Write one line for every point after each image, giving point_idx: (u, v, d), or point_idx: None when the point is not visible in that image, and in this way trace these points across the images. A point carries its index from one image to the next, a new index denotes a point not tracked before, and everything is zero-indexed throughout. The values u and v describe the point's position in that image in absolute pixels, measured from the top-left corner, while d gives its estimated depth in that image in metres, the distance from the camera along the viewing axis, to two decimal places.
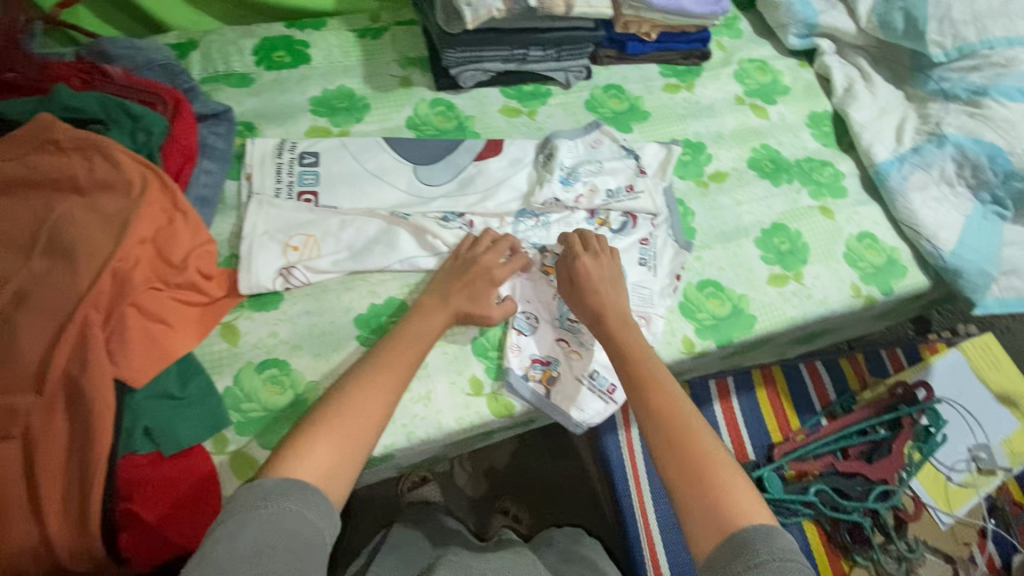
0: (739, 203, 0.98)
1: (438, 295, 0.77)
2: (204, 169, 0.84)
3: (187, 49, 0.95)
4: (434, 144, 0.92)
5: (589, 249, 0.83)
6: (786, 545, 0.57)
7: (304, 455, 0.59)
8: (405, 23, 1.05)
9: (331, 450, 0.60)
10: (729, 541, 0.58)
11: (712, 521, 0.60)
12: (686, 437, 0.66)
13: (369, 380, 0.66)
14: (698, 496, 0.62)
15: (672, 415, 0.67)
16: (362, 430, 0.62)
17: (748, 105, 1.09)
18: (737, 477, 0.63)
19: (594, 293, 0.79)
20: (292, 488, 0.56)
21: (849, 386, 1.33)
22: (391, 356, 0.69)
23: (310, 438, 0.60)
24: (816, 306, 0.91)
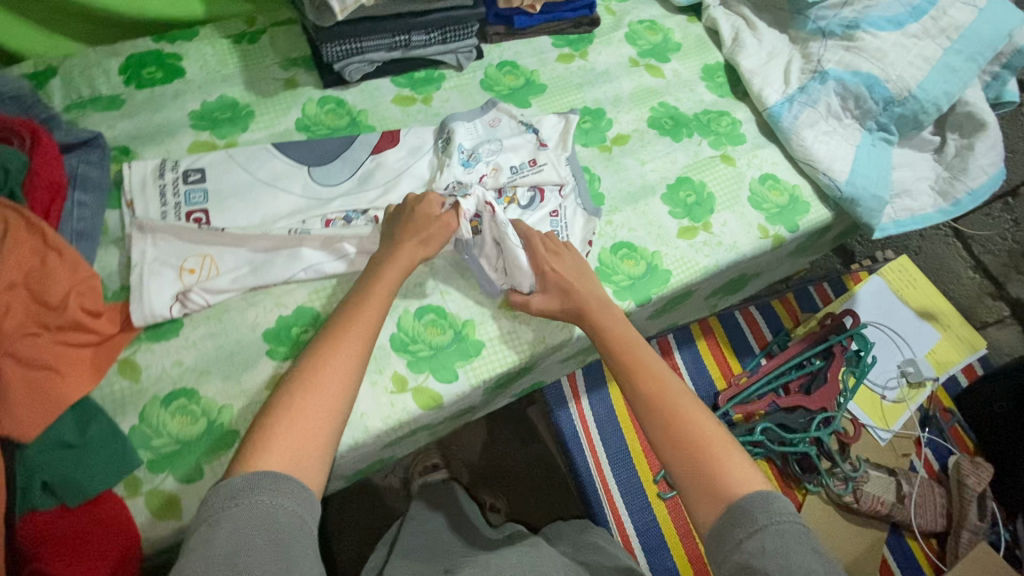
0: (643, 163, 0.99)
1: (388, 247, 0.76)
2: (78, 202, 0.78)
3: (45, 76, 0.88)
4: (327, 144, 0.89)
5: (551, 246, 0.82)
6: (783, 506, 0.58)
7: (270, 443, 0.58)
8: (283, 22, 1.01)
9: (298, 435, 0.59)
10: (729, 510, 0.60)
11: (713, 494, 0.62)
12: (680, 412, 0.68)
13: (327, 353, 0.65)
14: (697, 469, 0.64)
15: (666, 395, 0.70)
16: (327, 402, 0.62)
17: (642, 66, 1.10)
18: (737, 451, 0.65)
19: (568, 287, 0.79)
20: (263, 481, 0.55)
21: (783, 325, 1.38)
22: (349, 326, 0.68)
23: (275, 426, 0.59)
24: (727, 252, 0.93)
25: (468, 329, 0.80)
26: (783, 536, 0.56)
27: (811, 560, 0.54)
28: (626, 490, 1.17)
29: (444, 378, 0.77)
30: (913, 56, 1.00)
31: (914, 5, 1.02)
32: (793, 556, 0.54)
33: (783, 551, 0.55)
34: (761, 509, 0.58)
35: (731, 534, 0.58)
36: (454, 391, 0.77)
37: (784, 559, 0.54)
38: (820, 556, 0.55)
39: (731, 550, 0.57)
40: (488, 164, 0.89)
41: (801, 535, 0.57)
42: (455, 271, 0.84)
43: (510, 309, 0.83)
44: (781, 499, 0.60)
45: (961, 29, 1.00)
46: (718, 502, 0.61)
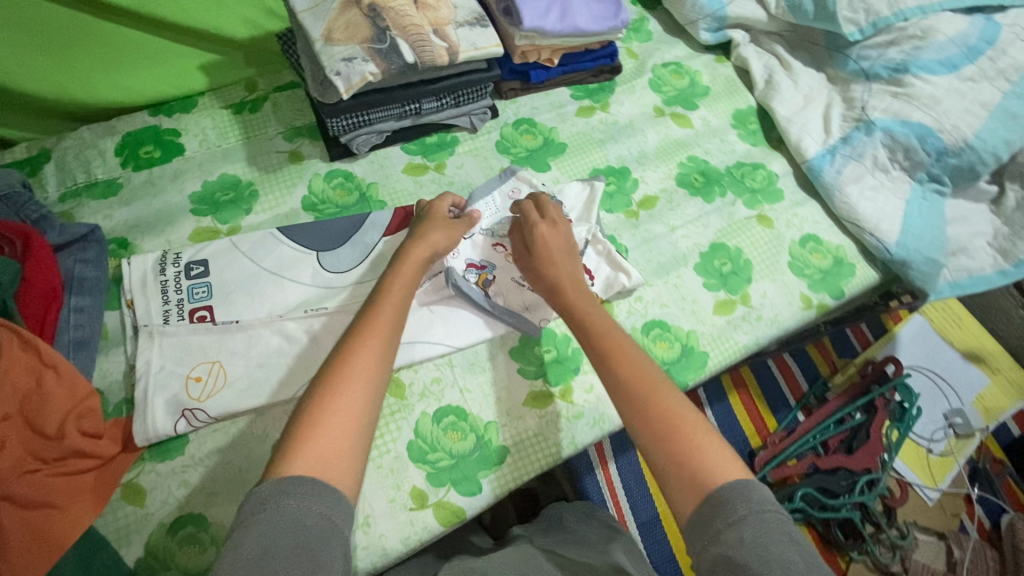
0: (673, 228, 0.92)
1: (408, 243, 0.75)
2: (74, 307, 0.73)
3: (38, 162, 0.84)
4: (335, 226, 0.84)
5: (545, 216, 0.80)
6: (763, 497, 0.53)
7: (302, 447, 0.54)
8: (285, 87, 0.95)
9: (331, 437, 0.55)
10: (706, 500, 0.54)
11: (688, 481, 0.56)
12: (647, 392, 0.63)
13: (355, 348, 0.62)
14: (669, 453, 0.58)
15: (626, 373, 0.65)
16: (355, 401, 0.58)
17: (668, 115, 1.02)
18: (707, 432, 0.59)
19: (547, 262, 0.77)
20: (292, 485, 0.51)
21: (820, 373, 1.31)
22: (374, 323, 0.65)
23: (308, 431, 0.55)
24: (768, 327, 0.86)
25: (490, 432, 0.74)
26: (764, 527, 0.50)
27: (791, 551, 0.48)
28: (659, 560, 1.11)
29: (467, 491, 0.71)
30: (968, 102, 0.92)
31: (971, 45, 0.94)
32: (773, 546, 0.49)
33: (762, 544, 0.49)
34: (738, 495, 0.53)
35: (709, 526, 0.52)
36: (478, 505, 0.71)
37: (763, 552, 0.48)
38: (808, 549, 0.49)
39: (710, 541, 0.51)
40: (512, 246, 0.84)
41: (784, 527, 0.51)
42: (475, 365, 0.79)
43: (537, 407, 0.77)
44: (759, 486, 0.54)
45: (1021, 70, 0.92)
46: (694, 490, 0.55)
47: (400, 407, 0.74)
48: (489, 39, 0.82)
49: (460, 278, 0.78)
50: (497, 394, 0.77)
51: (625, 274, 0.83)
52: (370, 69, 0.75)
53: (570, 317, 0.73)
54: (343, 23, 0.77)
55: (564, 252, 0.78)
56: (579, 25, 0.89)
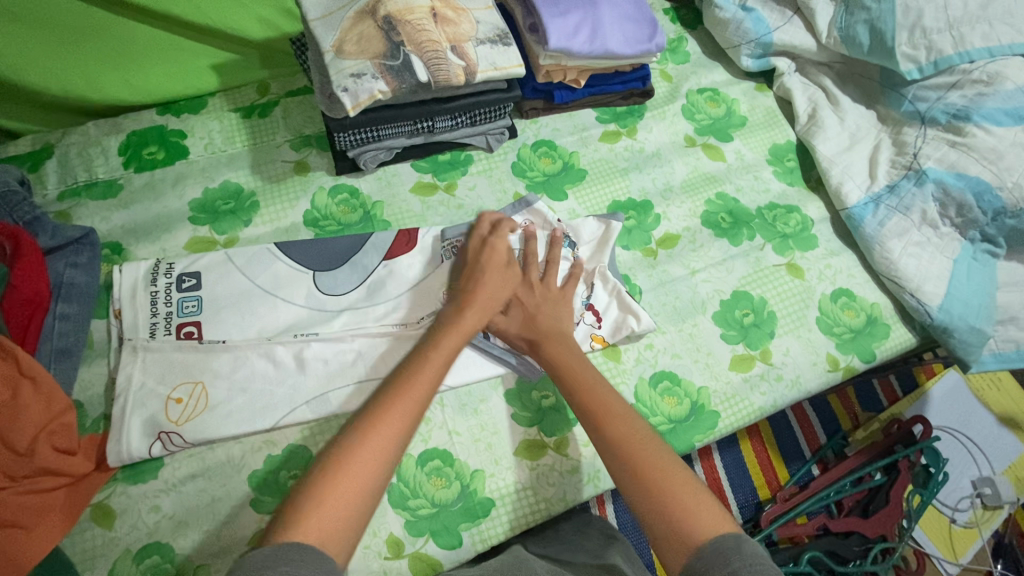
0: (693, 271, 0.85)
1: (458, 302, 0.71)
2: (60, 315, 0.71)
3: (40, 157, 0.82)
4: (335, 245, 0.80)
5: (524, 274, 0.76)
6: (755, 549, 0.49)
7: (314, 511, 0.50)
8: (298, 92, 0.92)
9: (343, 500, 0.51)
10: (696, 555, 0.50)
11: (676, 535, 0.52)
12: (632, 442, 0.59)
13: (390, 405, 0.58)
14: (656, 506, 0.54)
15: (607, 419, 0.61)
16: (373, 463, 0.54)
17: (699, 145, 0.96)
18: (693, 483, 0.56)
19: (530, 317, 0.73)
20: (291, 551, 0.46)
21: (840, 425, 1.24)
22: (413, 380, 0.61)
23: (325, 489, 0.51)
24: (787, 389, 0.80)
25: (477, 481, 0.70)
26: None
27: None
28: None
29: (447, 544, 0.67)
30: None
31: None
32: None
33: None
34: (730, 549, 0.49)
35: None
36: (457, 559, 0.67)
37: None
38: None
39: None
40: None
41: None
42: (467, 406, 0.74)
43: (528, 458, 0.72)
44: (750, 538, 0.51)
45: None
46: (683, 544, 0.51)
47: None
48: (510, 59, 0.77)
49: None
50: (488, 439, 0.73)
51: (634, 316, 0.78)
52: (379, 87, 0.70)
53: (547, 363, 0.69)
54: (356, 34, 0.73)
55: (546, 302, 0.74)
56: (610, 47, 0.83)
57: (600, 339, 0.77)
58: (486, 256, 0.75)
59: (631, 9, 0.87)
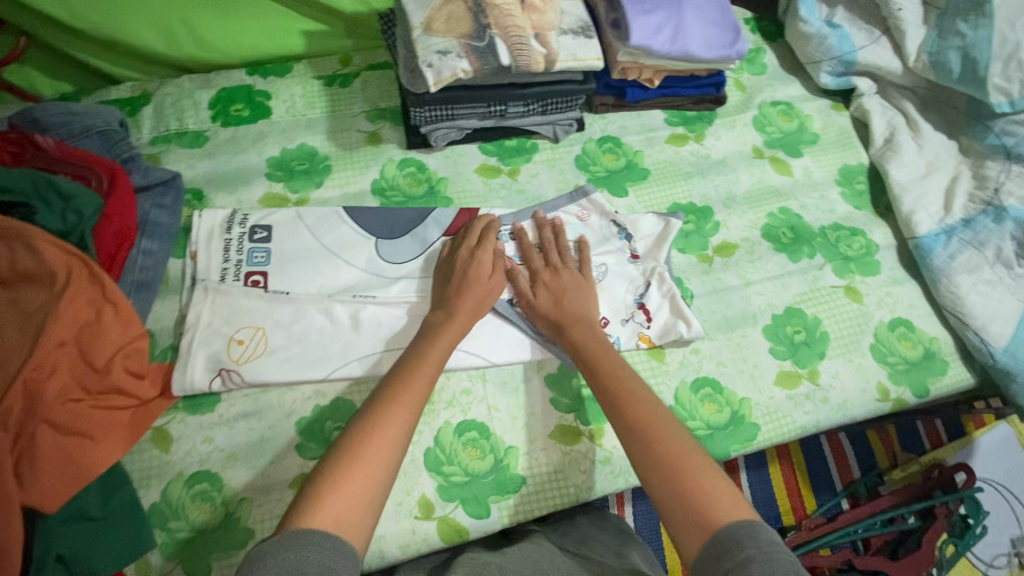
0: (748, 282, 0.84)
1: (442, 310, 0.72)
2: (143, 250, 0.76)
3: (138, 104, 0.88)
4: (399, 215, 0.83)
5: (552, 258, 0.78)
6: (770, 537, 0.50)
7: (324, 501, 0.52)
8: (378, 66, 0.95)
9: (353, 493, 0.53)
10: (712, 537, 0.51)
11: (691, 519, 0.53)
12: (651, 431, 0.60)
13: (385, 410, 0.60)
14: (673, 493, 0.55)
15: (626, 403, 0.63)
16: (375, 465, 0.56)
17: (767, 158, 0.95)
18: (710, 472, 0.56)
19: (558, 292, 0.74)
20: (295, 538, 0.48)
21: (877, 463, 1.20)
22: (409, 383, 0.63)
23: (325, 485, 0.53)
24: (832, 412, 0.78)
25: (510, 458, 0.72)
26: (774, 563, 0.47)
27: None
28: None
29: (474, 512, 0.69)
30: None
31: None
32: None
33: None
34: (746, 535, 0.50)
35: (716, 564, 0.49)
36: (482, 529, 0.68)
37: None
38: None
39: None
40: None
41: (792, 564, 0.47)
42: (508, 384, 0.76)
43: (563, 442, 0.73)
44: (766, 525, 0.51)
45: None
46: (699, 526, 0.52)
47: (425, 411, 0.73)
48: (590, 51, 0.78)
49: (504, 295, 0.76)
50: (526, 419, 0.74)
51: (685, 322, 0.78)
52: (462, 66, 0.72)
53: (571, 344, 0.71)
54: (445, 13, 0.75)
55: (575, 284, 0.75)
56: (690, 50, 0.83)
57: (647, 339, 0.78)
58: (469, 269, 0.74)
59: (716, 13, 0.86)
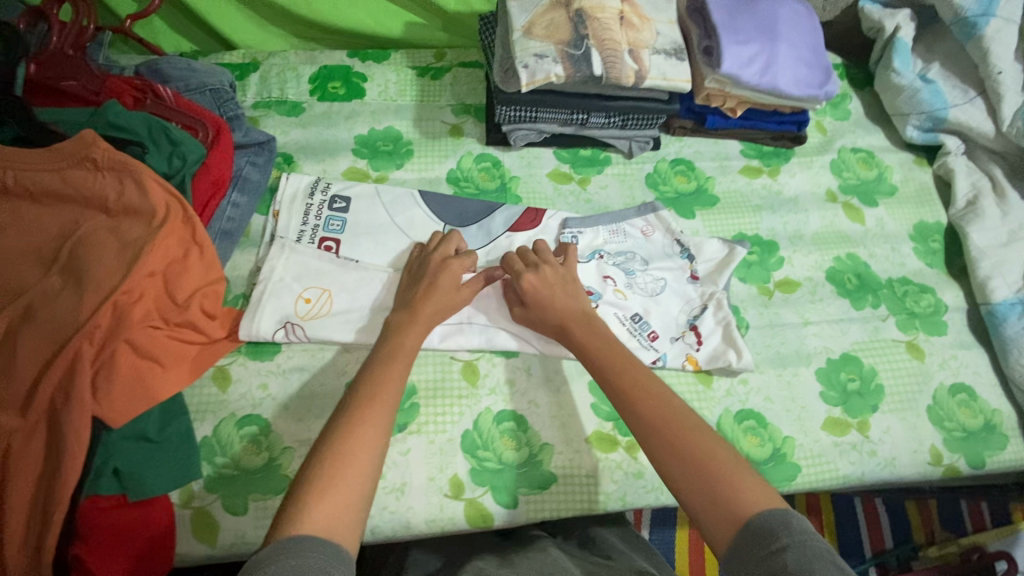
0: (806, 322, 0.83)
1: (406, 312, 0.71)
2: (232, 202, 0.82)
3: (247, 70, 0.94)
4: (469, 205, 0.86)
5: (529, 263, 0.77)
6: (803, 526, 0.48)
7: (309, 509, 0.50)
8: (470, 64, 1.00)
9: (334, 503, 0.51)
10: (745, 527, 0.49)
11: (722, 510, 0.52)
12: (677, 425, 0.59)
13: (356, 416, 0.58)
14: (700, 485, 0.54)
15: (637, 396, 0.62)
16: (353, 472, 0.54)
17: (841, 203, 0.94)
18: (732, 457, 0.56)
19: (547, 299, 0.73)
20: (290, 545, 0.46)
21: (913, 536, 1.14)
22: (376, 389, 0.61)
23: (312, 495, 0.51)
24: (879, 467, 0.76)
25: (544, 454, 0.72)
26: (811, 552, 0.46)
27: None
28: None
29: (503, 500, 0.70)
30: None
31: None
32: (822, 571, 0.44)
33: (809, 568, 0.44)
34: (780, 524, 0.48)
35: (751, 553, 0.48)
36: (508, 520, 0.69)
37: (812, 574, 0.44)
38: None
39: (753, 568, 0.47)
40: (624, 282, 0.81)
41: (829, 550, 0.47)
42: (552, 382, 0.76)
43: (598, 449, 0.73)
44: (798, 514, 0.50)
45: None
46: (731, 516, 0.51)
47: (468, 394, 0.75)
48: (680, 73, 0.80)
49: None
50: (564, 419, 0.74)
51: (736, 351, 0.77)
52: (556, 71, 0.75)
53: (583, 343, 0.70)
54: (547, 20, 0.78)
55: (559, 284, 0.75)
56: (779, 85, 0.84)
57: (694, 361, 0.77)
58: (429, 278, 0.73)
59: (810, 53, 0.87)
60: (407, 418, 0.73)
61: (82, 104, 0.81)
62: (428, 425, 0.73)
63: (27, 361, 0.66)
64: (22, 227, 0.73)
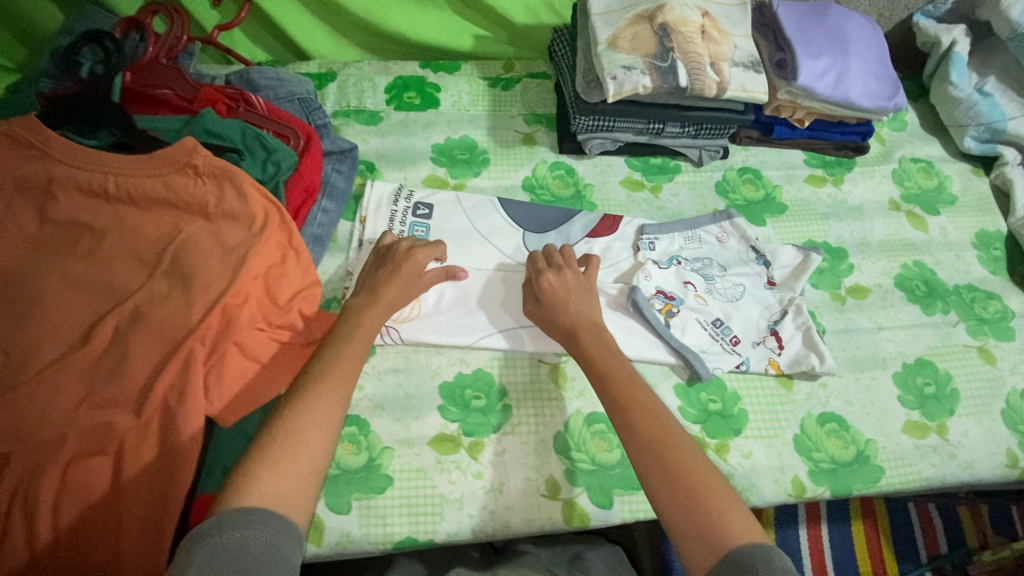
0: (879, 327, 0.85)
1: (367, 296, 0.73)
2: (323, 208, 0.84)
3: (325, 79, 0.97)
4: (547, 212, 0.88)
5: (552, 263, 0.78)
6: (784, 562, 0.49)
7: (259, 479, 0.52)
8: (538, 75, 1.03)
9: (289, 482, 0.53)
10: (725, 558, 0.51)
11: (705, 537, 0.53)
12: (663, 441, 0.60)
13: (309, 398, 0.59)
14: (685, 506, 0.55)
15: (632, 412, 0.63)
16: (304, 451, 0.55)
17: (904, 212, 0.96)
18: (722, 487, 0.57)
19: (560, 304, 0.74)
20: (238, 517, 0.48)
21: (967, 541, 1.15)
22: (331, 373, 0.63)
23: (267, 468, 0.53)
24: (959, 469, 0.77)
25: None
26: None
27: None
28: None
29: (598, 501, 0.71)
30: None
31: None
32: None
33: None
34: (759, 558, 0.50)
35: None
36: (603, 520, 0.71)
37: None
38: None
39: None
40: (704, 287, 0.83)
41: None
42: None
43: None
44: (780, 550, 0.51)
45: None
46: (712, 546, 0.52)
47: (557, 397, 0.77)
48: (758, 85, 0.82)
49: (643, 301, 0.79)
50: None
51: (818, 356, 0.79)
52: (643, 82, 0.78)
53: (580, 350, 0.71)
54: (631, 34, 0.81)
55: (576, 292, 0.75)
56: (851, 97, 0.86)
57: (776, 365, 0.79)
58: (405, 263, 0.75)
59: (877, 66, 0.90)
60: (501, 419, 0.75)
61: (176, 112, 0.83)
62: (521, 426, 0.75)
63: (137, 362, 0.68)
64: (124, 233, 0.76)
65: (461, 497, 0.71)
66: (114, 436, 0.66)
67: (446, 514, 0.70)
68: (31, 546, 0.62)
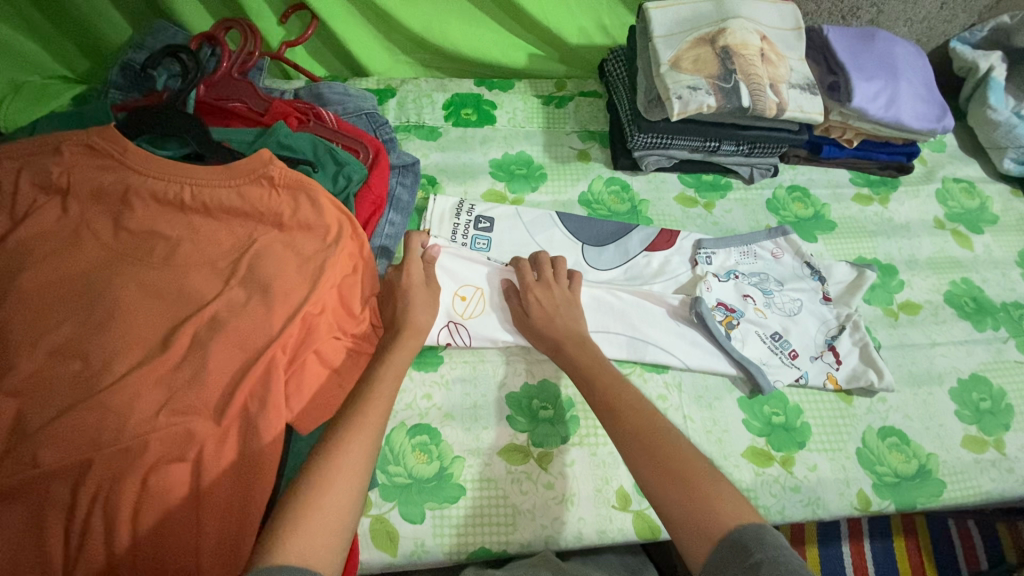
0: (933, 343, 0.87)
1: (392, 332, 0.73)
2: (389, 220, 0.87)
3: (385, 95, 1.00)
4: (604, 225, 0.89)
5: (540, 276, 0.79)
6: (777, 540, 0.46)
7: (284, 542, 0.48)
8: (589, 94, 1.06)
9: (319, 529, 0.50)
10: (723, 543, 0.48)
11: (695, 525, 0.50)
12: (653, 436, 0.58)
13: (341, 441, 0.57)
14: (676, 491, 0.53)
15: (628, 415, 0.62)
16: (337, 492, 0.53)
17: (949, 230, 0.98)
18: (716, 474, 0.54)
19: (546, 321, 0.75)
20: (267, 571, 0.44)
21: (1007, 559, 1.15)
22: (361, 414, 0.61)
23: (298, 514, 0.50)
24: (1018, 484, 0.78)
25: None
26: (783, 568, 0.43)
27: None
28: None
29: None
30: None
31: None
32: None
33: None
34: (753, 540, 0.47)
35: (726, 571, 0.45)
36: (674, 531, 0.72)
37: None
38: None
39: None
40: (762, 300, 0.85)
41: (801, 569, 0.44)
42: (702, 399, 0.79)
43: (755, 462, 0.75)
44: (774, 529, 0.48)
45: None
46: (705, 534, 0.49)
47: None
48: (815, 106, 0.85)
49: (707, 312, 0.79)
50: (719, 434, 0.77)
51: (876, 371, 0.80)
52: (708, 102, 0.80)
53: (570, 364, 0.71)
54: (693, 55, 0.83)
55: (564, 305, 0.77)
56: (902, 118, 0.89)
57: (834, 381, 0.81)
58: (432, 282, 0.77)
59: (924, 89, 0.93)
60: (569, 431, 0.76)
61: (247, 124, 0.86)
62: (589, 438, 0.76)
63: (217, 369, 0.68)
64: (199, 241, 0.76)
65: (533, 507, 0.71)
66: (195, 443, 0.65)
67: (519, 525, 0.70)
68: (111, 559, 0.60)
